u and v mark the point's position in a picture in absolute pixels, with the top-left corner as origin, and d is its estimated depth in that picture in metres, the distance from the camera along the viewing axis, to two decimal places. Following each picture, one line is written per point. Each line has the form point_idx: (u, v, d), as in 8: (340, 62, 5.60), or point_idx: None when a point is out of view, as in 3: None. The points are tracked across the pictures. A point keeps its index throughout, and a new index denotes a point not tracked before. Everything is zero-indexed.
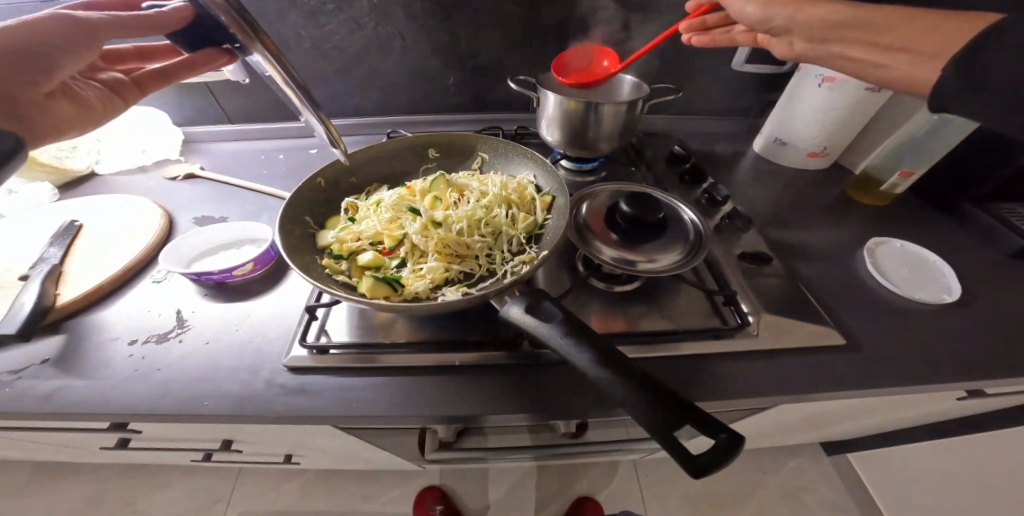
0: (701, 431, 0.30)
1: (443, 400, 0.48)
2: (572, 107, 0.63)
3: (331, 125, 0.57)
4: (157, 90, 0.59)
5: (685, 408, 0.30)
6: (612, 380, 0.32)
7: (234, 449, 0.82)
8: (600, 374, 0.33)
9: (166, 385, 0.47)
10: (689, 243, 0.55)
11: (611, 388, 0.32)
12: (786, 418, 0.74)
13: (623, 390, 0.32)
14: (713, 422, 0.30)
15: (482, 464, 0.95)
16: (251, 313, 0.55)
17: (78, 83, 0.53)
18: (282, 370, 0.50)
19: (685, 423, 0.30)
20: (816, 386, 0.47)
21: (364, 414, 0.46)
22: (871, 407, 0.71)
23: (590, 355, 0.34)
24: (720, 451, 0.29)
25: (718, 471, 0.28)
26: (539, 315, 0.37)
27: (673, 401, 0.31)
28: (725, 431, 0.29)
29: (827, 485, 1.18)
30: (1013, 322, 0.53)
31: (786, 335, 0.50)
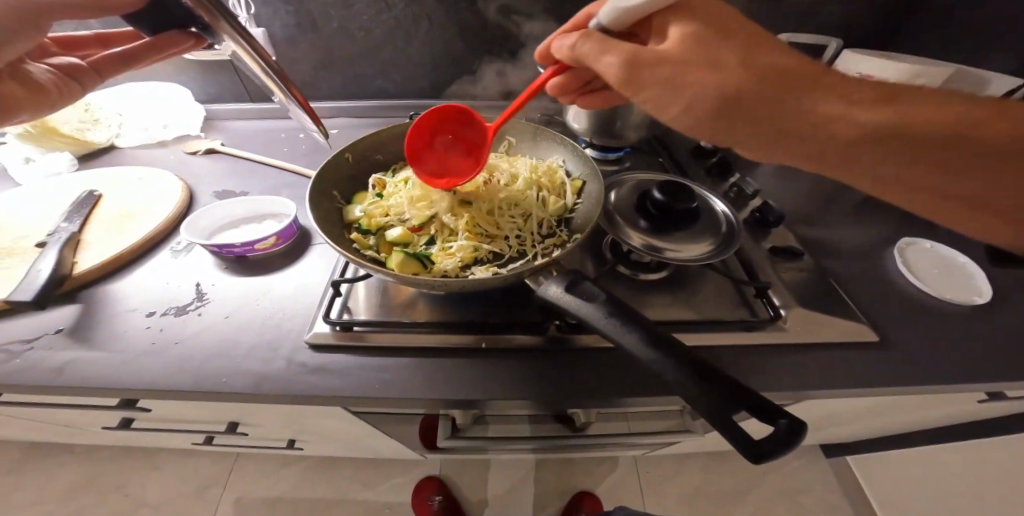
0: (757, 418, 0.29)
1: (468, 382, 0.47)
2: None
3: (311, 114, 0.58)
4: (115, 77, 0.57)
5: (742, 393, 0.29)
6: (663, 363, 0.31)
7: (239, 431, 0.81)
8: (649, 355, 0.32)
9: (185, 359, 0.46)
10: (720, 234, 0.54)
11: (662, 371, 0.31)
12: (800, 416, 0.74)
13: (674, 372, 0.31)
14: (770, 408, 0.29)
15: (486, 455, 0.94)
16: (271, 288, 0.54)
17: (28, 66, 0.52)
18: (304, 347, 0.48)
19: (742, 408, 0.29)
20: (849, 382, 0.46)
21: (387, 395, 0.45)
22: (886, 409, 0.71)
23: (637, 336, 0.33)
24: (780, 437, 0.28)
25: (778, 457, 0.27)
26: (580, 295, 0.36)
27: (728, 385, 0.30)
28: (784, 416, 0.28)
29: (826, 487, 1.18)
30: None
31: (817, 330, 0.50)
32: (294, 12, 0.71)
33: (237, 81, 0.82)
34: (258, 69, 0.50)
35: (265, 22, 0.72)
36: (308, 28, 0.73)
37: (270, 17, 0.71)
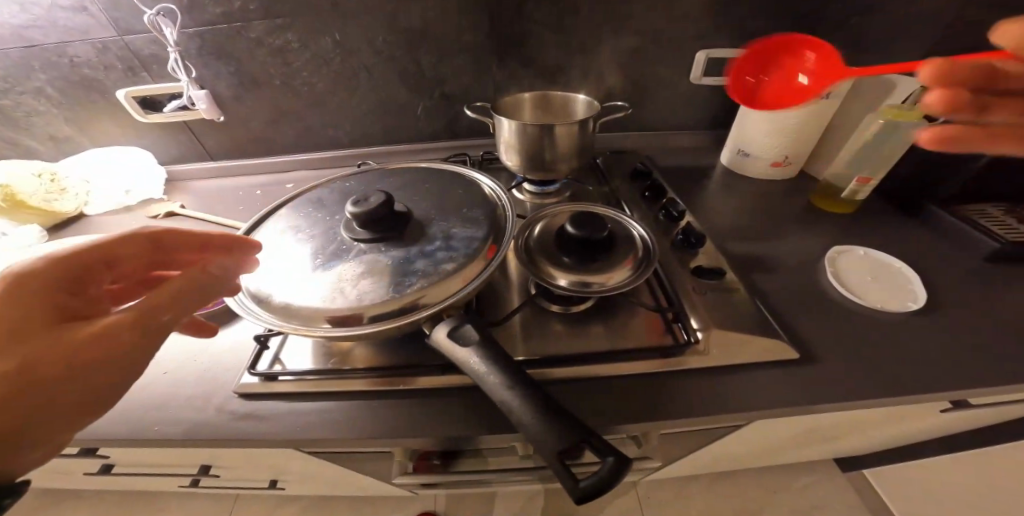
0: (593, 456, 0.30)
1: (387, 424, 0.48)
2: (523, 132, 0.65)
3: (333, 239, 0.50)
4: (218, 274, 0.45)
5: (582, 431, 0.30)
6: (516, 402, 0.32)
7: (215, 474, 0.82)
8: (504, 395, 0.33)
9: (122, 412, 0.48)
10: (637, 260, 0.54)
11: (512, 412, 0.32)
12: (770, 435, 0.71)
13: (525, 412, 0.31)
14: (605, 446, 0.30)
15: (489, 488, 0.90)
16: (210, 344, 0.57)
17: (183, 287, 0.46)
18: (234, 397, 0.50)
19: (576, 446, 0.29)
20: (772, 400, 0.45)
21: (307, 438, 0.47)
22: (859, 421, 0.68)
23: (500, 378, 0.33)
24: (604, 476, 0.28)
25: (600, 495, 0.28)
26: (456, 338, 0.37)
27: (572, 424, 0.30)
28: (614, 454, 0.29)
29: (842, 503, 1.11)
30: (979, 330, 0.51)
31: (737, 349, 0.49)
32: (237, 73, 0.77)
33: (196, 141, 0.87)
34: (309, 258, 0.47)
35: (209, 82, 0.78)
36: (251, 86, 0.79)
37: (213, 78, 0.77)
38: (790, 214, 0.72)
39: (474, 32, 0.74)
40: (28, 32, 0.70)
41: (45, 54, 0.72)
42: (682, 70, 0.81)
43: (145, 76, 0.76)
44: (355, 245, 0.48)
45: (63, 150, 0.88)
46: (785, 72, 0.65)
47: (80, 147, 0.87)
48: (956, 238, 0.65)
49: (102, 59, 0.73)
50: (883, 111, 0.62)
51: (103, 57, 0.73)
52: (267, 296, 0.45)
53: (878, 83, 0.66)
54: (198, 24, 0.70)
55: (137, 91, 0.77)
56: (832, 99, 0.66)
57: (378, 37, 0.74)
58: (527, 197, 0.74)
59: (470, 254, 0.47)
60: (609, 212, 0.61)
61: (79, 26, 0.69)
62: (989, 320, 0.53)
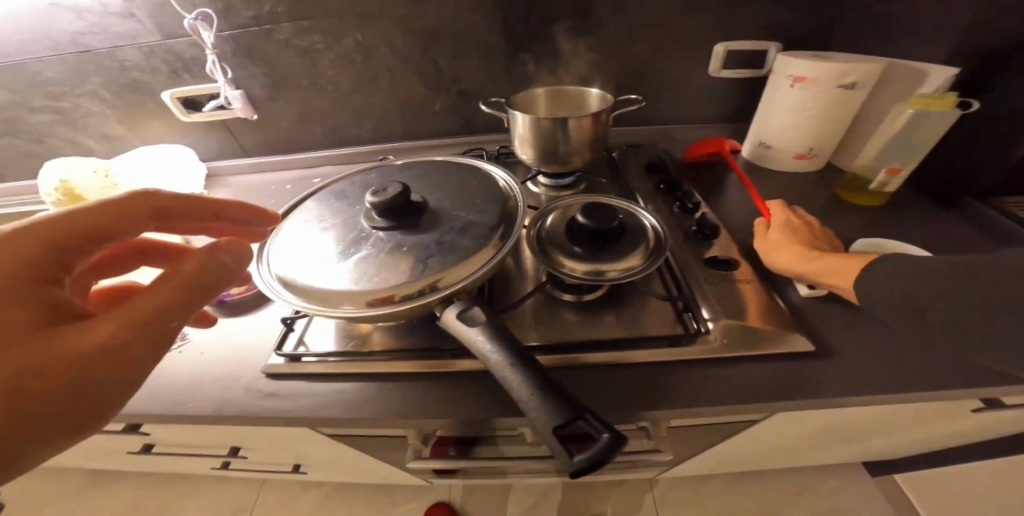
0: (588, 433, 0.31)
1: (402, 405, 0.50)
2: (537, 125, 0.66)
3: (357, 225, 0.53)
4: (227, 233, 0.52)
5: (578, 410, 0.31)
6: (517, 380, 0.33)
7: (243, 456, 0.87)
8: (507, 372, 0.34)
9: (163, 388, 0.53)
10: (648, 250, 0.55)
11: (513, 389, 0.33)
12: (790, 433, 0.70)
13: (526, 390, 0.33)
14: (601, 423, 0.31)
15: (502, 480, 0.92)
16: (241, 328, 0.60)
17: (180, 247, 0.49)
18: (261, 376, 0.54)
19: (573, 423, 0.31)
20: (784, 390, 0.45)
21: (327, 417, 0.49)
22: (884, 421, 0.66)
23: (504, 357, 0.35)
24: (598, 451, 0.29)
25: (594, 469, 0.29)
26: (464, 319, 0.39)
27: (570, 402, 0.31)
28: (610, 432, 0.30)
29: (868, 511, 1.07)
30: None
31: (748, 339, 0.49)
32: (268, 74, 0.81)
33: (232, 138, 0.92)
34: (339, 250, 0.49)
35: (244, 83, 0.83)
36: (281, 85, 0.83)
37: (248, 79, 0.82)
38: (811, 207, 0.70)
39: (491, 30, 0.76)
40: (85, 39, 0.76)
41: (99, 59, 0.79)
42: (700, 62, 0.80)
43: (187, 78, 0.82)
44: (372, 229, 0.51)
45: (113, 149, 0.94)
46: (807, 62, 0.64)
47: (127, 145, 0.94)
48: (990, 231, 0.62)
49: (149, 63, 0.79)
50: (911, 102, 0.60)
51: (149, 61, 0.79)
52: (292, 279, 0.47)
53: (909, 71, 0.64)
54: (235, 28, 0.75)
55: (179, 92, 0.82)
56: (858, 89, 0.64)
57: (400, 38, 0.77)
58: (541, 190, 0.75)
59: (481, 242, 0.49)
60: (621, 204, 0.61)
61: (129, 32, 0.75)
62: None
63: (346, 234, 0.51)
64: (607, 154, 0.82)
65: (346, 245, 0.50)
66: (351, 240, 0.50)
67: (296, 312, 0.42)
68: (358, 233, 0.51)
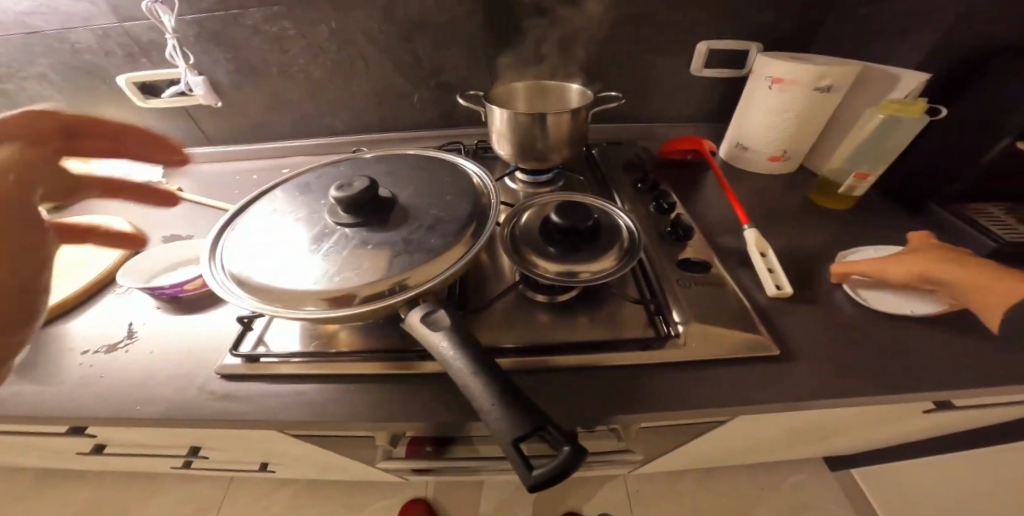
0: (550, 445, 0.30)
1: (366, 408, 0.48)
2: (515, 120, 0.64)
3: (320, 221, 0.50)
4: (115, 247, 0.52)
5: (541, 421, 0.30)
6: (479, 389, 0.32)
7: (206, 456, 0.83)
8: (470, 380, 0.33)
9: (107, 391, 0.49)
10: (621, 251, 0.54)
11: (476, 398, 0.32)
12: (757, 432, 0.71)
13: (486, 400, 0.31)
14: (563, 436, 0.30)
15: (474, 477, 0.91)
16: (197, 325, 0.57)
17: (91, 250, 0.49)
18: (215, 377, 0.51)
19: (535, 436, 0.29)
20: (752, 395, 0.45)
21: (286, 421, 0.47)
22: (847, 420, 0.68)
23: (465, 365, 0.33)
24: (560, 466, 0.28)
25: (554, 484, 0.28)
26: (427, 322, 0.37)
27: (530, 412, 0.30)
28: (572, 445, 0.29)
29: (830, 502, 1.12)
30: (969, 331, 0.51)
31: (718, 342, 0.49)
32: (234, 60, 0.76)
33: (194, 127, 0.87)
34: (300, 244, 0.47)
35: (208, 70, 0.77)
36: (248, 72, 0.78)
37: (213, 65, 0.77)
38: (785, 210, 0.71)
39: (471, 21, 0.73)
40: (31, 20, 0.70)
41: (46, 41, 0.72)
42: (681, 62, 0.80)
43: (144, 63, 0.76)
44: (334, 224, 0.49)
45: None
46: (785, 64, 0.64)
47: None
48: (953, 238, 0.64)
49: (103, 46, 0.73)
50: (882, 107, 0.60)
51: (103, 44, 0.73)
52: (246, 277, 0.44)
53: (882, 76, 0.65)
54: (199, 11, 0.70)
55: (135, 77, 0.77)
56: (834, 93, 0.65)
57: (375, 25, 0.73)
58: (519, 187, 0.74)
59: (450, 239, 0.47)
60: (596, 203, 0.60)
61: (81, 14, 0.69)
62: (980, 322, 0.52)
63: (308, 230, 0.49)
64: (585, 152, 0.81)
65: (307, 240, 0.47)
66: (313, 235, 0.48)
67: (245, 313, 0.39)
68: (321, 228, 0.49)
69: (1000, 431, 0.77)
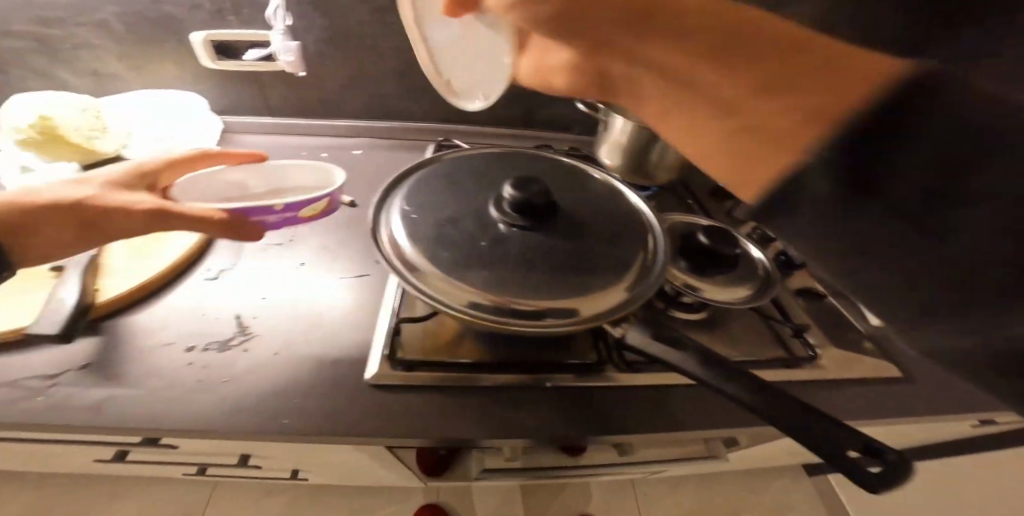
0: (858, 448, 0.37)
1: (536, 423, 0.46)
2: (642, 135, 0.65)
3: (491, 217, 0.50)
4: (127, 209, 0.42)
5: (848, 429, 0.37)
6: (769, 406, 0.37)
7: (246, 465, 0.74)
8: (756, 399, 0.38)
9: (240, 398, 0.42)
10: (759, 278, 0.56)
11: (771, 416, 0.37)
12: (816, 443, 0.77)
13: (793, 417, 0.37)
14: (866, 440, 0.37)
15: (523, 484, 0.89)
16: (321, 324, 0.51)
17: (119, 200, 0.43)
18: (365, 386, 0.46)
19: (847, 443, 0.36)
20: (891, 411, 0.50)
21: (456, 437, 0.44)
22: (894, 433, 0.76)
23: (747, 385, 0.39)
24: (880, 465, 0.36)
25: (886, 482, 0.35)
26: (671, 344, 0.42)
27: (833, 422, 0.37)
28: (879, 446, 0.37)
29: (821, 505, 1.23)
30: None
31: (853, 365, 0.53)
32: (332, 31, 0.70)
33: (255, 95, 0.77)
34: (484, 245, 0.46)
35: (297, 36, 0.70)
36: (343, 46, 0.72)
37: (304, 32, 0.70)
38: None
39: None
40: None
41: None
42: None
43: (229, 20, 0.67)
44: (508, 227, 0.48)
45: (89, 82, 0.74)
46: None
47: (111, 81, 0.74)
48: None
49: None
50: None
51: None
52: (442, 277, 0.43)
53: None
54: None
55: (213, 34, 0.68)
56: None
57: None
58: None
59: (631, 239, 0.49)
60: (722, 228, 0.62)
61: None
62: None
63: (484, 229, 0.48)
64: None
65: (491, 241, 0.46)
66: (494, 235, 0.47)
67: (489, 324, 0.39)
68: (498, 225, 0.48)
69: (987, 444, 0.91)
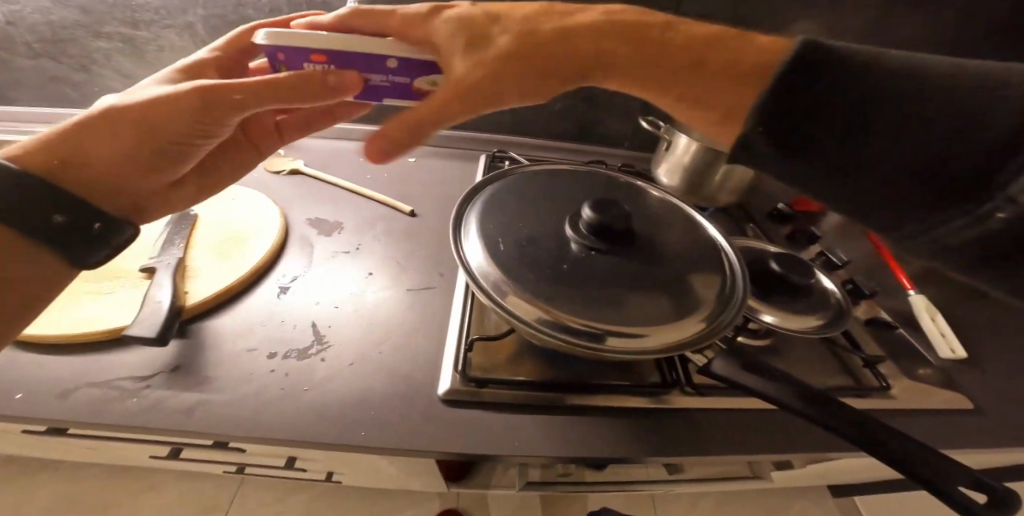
0: (978, 490, 0.34)
1: (611, 445, 0.45)
2: (706, 156, 0.65)
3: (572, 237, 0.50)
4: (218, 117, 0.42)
5: (961, 467, 0.35)
6: (872, 440, 0.36)
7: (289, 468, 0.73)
8: (858, 434, 0.36)
9: (322, 407, 0.42)
10: (828, 306, 0.56)
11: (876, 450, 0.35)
12: (867, 474, 0.75)
13: (899, 453, 0.35)
14: (983, 481, 0.34)
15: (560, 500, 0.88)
16: (391, 334, 0.51)
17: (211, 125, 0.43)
18: (440, 401, 0.45)
19: (959, 480, 0.34)
20: (974, 444, 0.49)
21: (535, 457, 0.43)
22: None
23: (843, 418, 0.37)
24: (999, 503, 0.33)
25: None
26: (760, 374, 0.40)
27: (944, 459, 0.35)
28: (999, 487, 0.34)
29: None
30: None
31: (926, 397, 0.52)
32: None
33: None
34: (568, 268, 0.46)
35: None
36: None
37: None
38: (910, 268, 0.77)
39: None
40: None
41: None
42: None
43: None
44: (582, 250, 0.48)
45: None
46: None
47: None
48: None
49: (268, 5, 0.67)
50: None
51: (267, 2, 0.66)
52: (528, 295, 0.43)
53: None
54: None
55: None
56: None
57: None
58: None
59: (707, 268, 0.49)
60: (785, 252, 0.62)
61: None
62: None
63: (562, 250, 0.48)
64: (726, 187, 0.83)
65: (572, 263, 0.46)
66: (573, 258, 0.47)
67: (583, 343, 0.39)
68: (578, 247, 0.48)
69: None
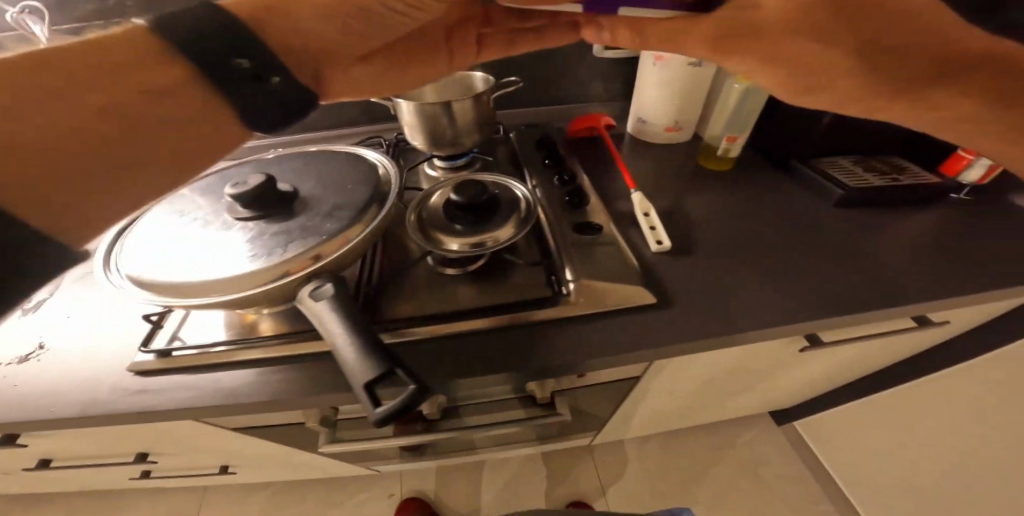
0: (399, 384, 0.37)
1: (277, 388, 0.51)
2: (420, 108, 0.67)
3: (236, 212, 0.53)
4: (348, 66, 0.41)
5: (393, 365, 0.38)
6: (349, 346, 0.38)
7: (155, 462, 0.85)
8: (342, 340, 0.39)
9: (21, 397, 0.51)
10: (521, 217, 0.58)
11: (347, 356, 0.38)
12: (672, 386, 0.76)
13: (354, 356, 0.38)
14: (411, 376, 0.37)
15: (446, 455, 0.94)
16: (111, 330, 0.59)
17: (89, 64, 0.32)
18: (129, 375, 0.53)
19: (386, 373, 0.37)
20: (623, 335, 0.51)
21: (197, 407, 0.49)
22: (748, 364, 0.74)
23: (340, 328, 0.40)
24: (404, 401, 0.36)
25: (389, 421, 0.35)
26: (316, 295, 0.42)
27: (386, 361, 0.38)
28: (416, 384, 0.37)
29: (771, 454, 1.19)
30: (811, 270, 0.58)
31: (599, 297, 0.53)
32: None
33: None
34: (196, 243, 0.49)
35: None
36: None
37: None
38: (676, 174, 0.77)
39: None
40: None
41: None
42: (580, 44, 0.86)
43: None
44: (239, 225, 0.50)
45: None
46: None
47: None
48: (814, 190, 0.71)
49: None
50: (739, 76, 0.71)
51: None
52: (139, 277, 0.45)
53: None
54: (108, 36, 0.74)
55: None
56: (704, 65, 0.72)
57: None
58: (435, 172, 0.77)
59: (355, 220, 0.51)
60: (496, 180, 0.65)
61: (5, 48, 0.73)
62: (821, 262, 0.59)
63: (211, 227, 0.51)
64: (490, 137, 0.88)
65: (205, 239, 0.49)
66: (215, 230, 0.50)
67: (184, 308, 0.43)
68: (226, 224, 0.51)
69: (888, 368, 0.86)
